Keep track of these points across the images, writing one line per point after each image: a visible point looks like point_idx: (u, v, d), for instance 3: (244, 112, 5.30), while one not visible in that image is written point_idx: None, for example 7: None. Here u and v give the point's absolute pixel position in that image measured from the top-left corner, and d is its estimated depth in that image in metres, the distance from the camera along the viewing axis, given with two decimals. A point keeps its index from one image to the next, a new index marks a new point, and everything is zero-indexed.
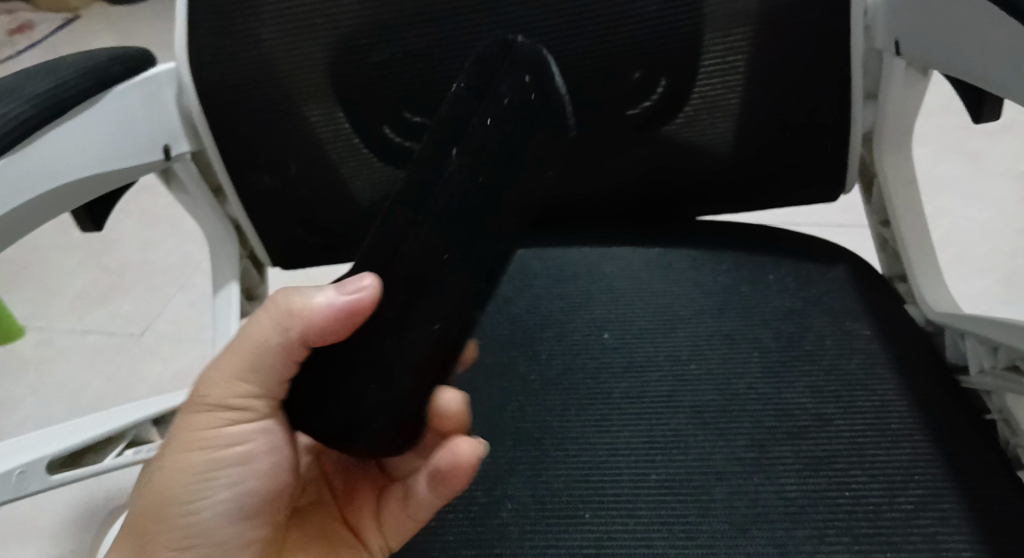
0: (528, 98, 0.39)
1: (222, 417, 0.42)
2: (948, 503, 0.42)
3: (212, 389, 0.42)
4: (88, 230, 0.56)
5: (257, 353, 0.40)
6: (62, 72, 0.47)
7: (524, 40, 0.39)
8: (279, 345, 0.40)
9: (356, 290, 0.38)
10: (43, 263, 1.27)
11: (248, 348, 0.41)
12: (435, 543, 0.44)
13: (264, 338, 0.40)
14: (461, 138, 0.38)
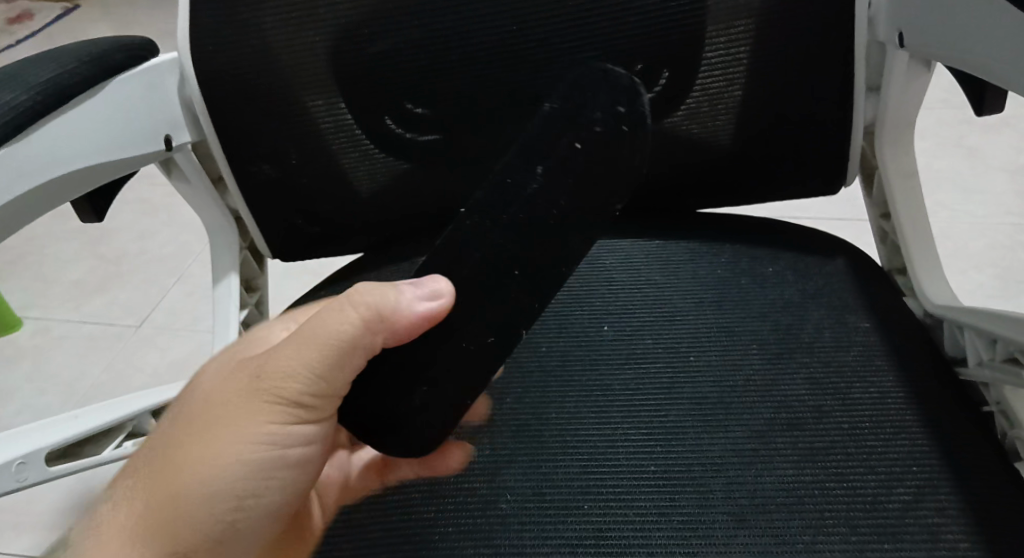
0: (619, 126, 0.42)
1: (286, 412, 0.39)
2: (945, 495, 0.42)
3: (279, 380, 0.38)
4: (88, 220, 0.56)
5: (337, 350, 0.38)
6: (64, 61, 0.47)
7: (620, 70, 0.43)
8: (362, 344, 0.39)
9: (437, 294, 0.40)
10: (40, 254, 1.26)
11: (322, 335, 0.38)
12: (434, 532, 0.44)
13: (347, 332, 0.38)
14: (546, 154, 0.41)
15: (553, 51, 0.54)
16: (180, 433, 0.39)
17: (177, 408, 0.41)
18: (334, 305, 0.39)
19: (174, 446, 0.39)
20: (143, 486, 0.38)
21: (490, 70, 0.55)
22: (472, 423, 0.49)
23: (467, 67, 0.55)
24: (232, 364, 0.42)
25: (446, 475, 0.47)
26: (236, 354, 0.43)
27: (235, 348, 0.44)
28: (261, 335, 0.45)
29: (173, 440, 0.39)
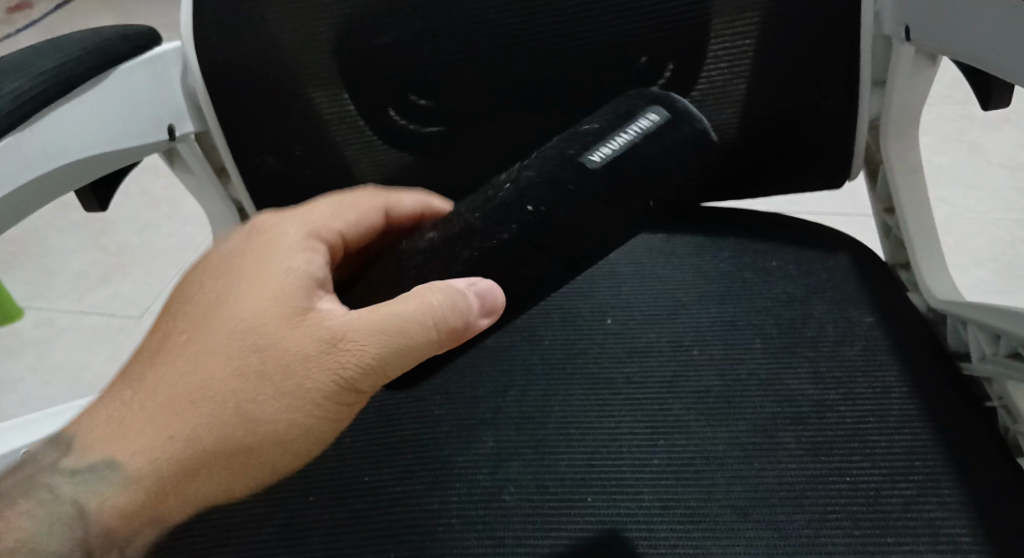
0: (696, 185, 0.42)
1: (342, 395, 0.38)
2: (948, 488, 0.43)
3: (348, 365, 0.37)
4: (91, 209, 0.56)
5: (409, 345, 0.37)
6: (68, 48, 0.47)
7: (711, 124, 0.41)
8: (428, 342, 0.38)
9: (491, 301, 0.38)
10: (41, 244, 1.26)
11: (396, 335, 0.37)
12: (438, 523, 0.44)
13: (419, 339, 0.38)
14: (618, 201, 0.39)
15: (559, 43, 0.53)
16: (225, 389, 0.36)
17: (210, 346, 0.37)
18: (407, 299, 0.38)
19: (217, 402, 0.36)
20: (175, 436, 0.36)
21: (494, 61, 0.54)
22: (476, 415, 0.49)
23: (472, 59, 0.54)
24: (281, 316, 0.38)
25: (449, 468, 0.47)
26: (278, 288, 0.39)
27: (274, 276, 0.39)
28: (299, 261, 0.40)
29: (212, 391, 0.36)
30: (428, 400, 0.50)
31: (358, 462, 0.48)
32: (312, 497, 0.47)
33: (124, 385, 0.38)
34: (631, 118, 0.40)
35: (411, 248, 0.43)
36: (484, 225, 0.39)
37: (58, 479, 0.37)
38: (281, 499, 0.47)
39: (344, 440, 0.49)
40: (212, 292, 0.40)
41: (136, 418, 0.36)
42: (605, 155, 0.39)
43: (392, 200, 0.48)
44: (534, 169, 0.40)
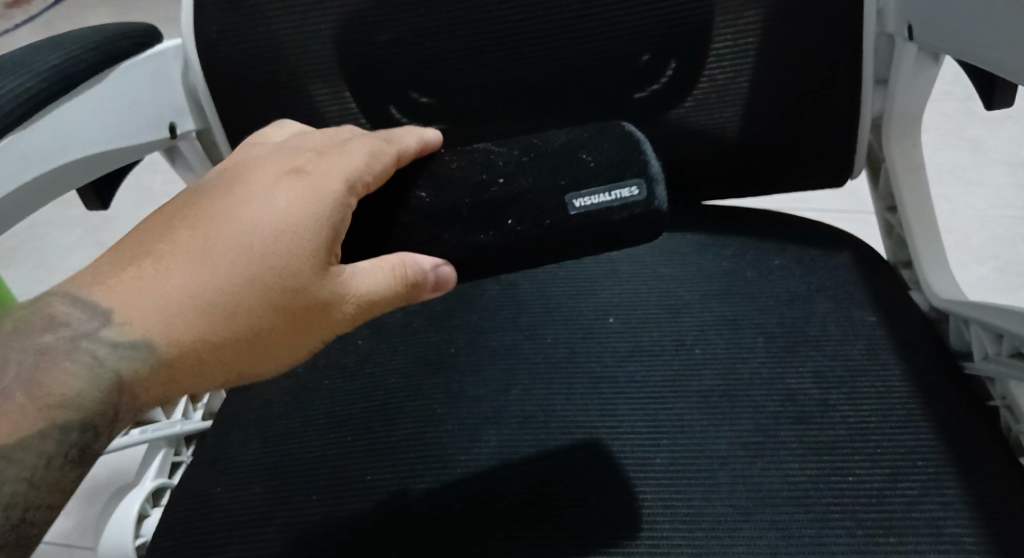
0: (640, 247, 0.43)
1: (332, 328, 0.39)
2: (950, 488, 0.43)
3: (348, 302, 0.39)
4: (92, 207, 0.56)
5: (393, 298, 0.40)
6: (69, 46, 0.47)
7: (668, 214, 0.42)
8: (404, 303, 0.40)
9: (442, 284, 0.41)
10: (41, 240, 1.26)
11: (389, 301, 0.40)
12: (442, 523, 0.45)
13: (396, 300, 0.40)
14: (561, 249, 0.42)
15: (561, 41, 0.53)
16: (251, 312, 0.37)
17: (245, 263, 0.38)
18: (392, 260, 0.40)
19: (243, 320, 0.37)
20: (201, 338, 0.37)
21: (496, 59, 0.54)
22: (478, 413, 0.49)
23: (473, 56, 0.54)
24: (311, 258, 0.38)
25: (452, 467, 0.47)
26: (313, 227, 0.39)
27: (313, 213, 0.39)
28: (336, 205, 0.39)
29: (239, 309, 0.37)
30: (430, 399, 0.50)
31: (361, 460, 0.48)
32: (315, 497, 0.47)
33: (157, 269, 0.38)
34: (624, 175, 0.42)
35: (401, 193, 0.43)
36: (467, 216, 0.42)
37: (89, 344, 0.36)
38: (286, 500, 0.47)
39: (347, 439, 0.49)
40: (255, 206, 0.39)
41: (167, 309, 0.37)
42: (586, 205, 0.41)
43: (411, 147, 0.43)
44: (527, 181, 0.42)
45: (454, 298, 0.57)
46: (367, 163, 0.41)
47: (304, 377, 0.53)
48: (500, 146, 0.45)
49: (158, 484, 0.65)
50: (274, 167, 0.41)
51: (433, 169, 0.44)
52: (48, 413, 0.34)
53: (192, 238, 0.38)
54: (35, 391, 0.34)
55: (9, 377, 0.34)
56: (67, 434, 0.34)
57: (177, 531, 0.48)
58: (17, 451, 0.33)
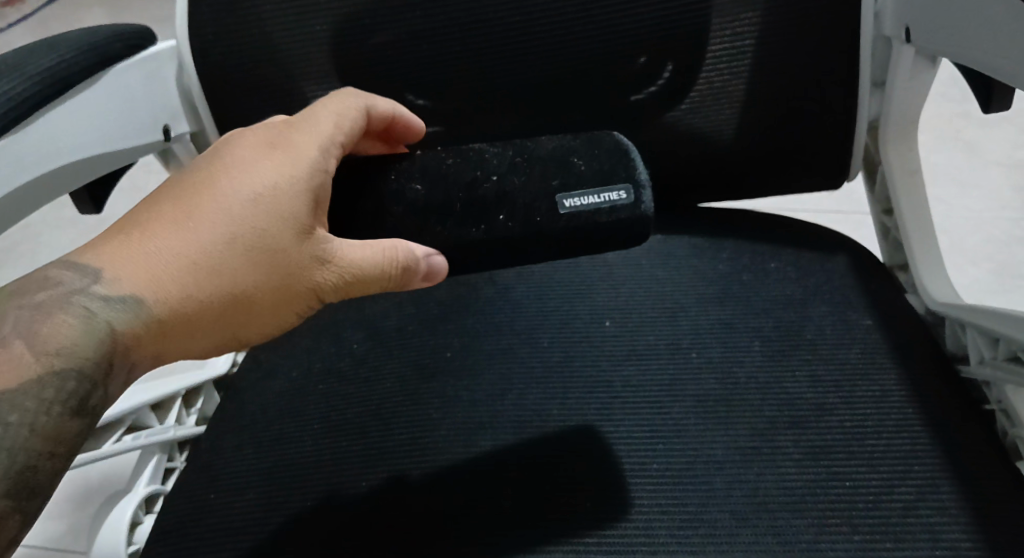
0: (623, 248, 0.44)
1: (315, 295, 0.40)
2: (946, 494, 0.43)
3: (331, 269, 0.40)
4: (85, 210, 0.55)
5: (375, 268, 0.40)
6: (63, 47, 0.46)
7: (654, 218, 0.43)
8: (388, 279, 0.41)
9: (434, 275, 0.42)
10: (34, 241, 1.25)
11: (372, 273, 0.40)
12: (438, 528, 0.44)
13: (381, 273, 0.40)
14: (550, 245, 0.42)
15: (557, 43, 0.53)
16: (236, 274, 0.38)
17: (230, 226, 0.38)
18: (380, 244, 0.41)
19: (230, 281, 0.37)
20: (189, 299, 0.37)
21: (492, 62, 0.54)
22: (474, 419, 0.49)
23: (470, 59, 0.54)
24: (292, 223, 0.39)
25: (448, 472, 0.46)
26: (291, 191, 0.39)
27: (293, 177, 0.39)
28: (314, 170, 0.40)
29: (225, 271, 0.37)
30: (426, 404, 0.50)
31: (356, 465, 0.48)
32: (310, 502, 0.47)
33: (145, 233, 0.38)
34: (612, 179, 0.42)
35: (394, 184, 0.43)
36: (460, 211, 0.42)
37: (83, 300, 0.35)
38: (280, 505, 0.47)
39: (342, 444, 0.49)
40: (235, 171, 0.39)
41: (156, 270, 0.37)
42: (575, 206, 0.42)
43: (376, 102, 0.46)
44: (519, 179, 0.42)
45: (450, 302, 0.56)
46: (338, 126, 0.43)
47: (299, 381, 0.53)
48: (492, 142, 0.44)
49: (152, 490, 0.64)
50: (252, 136, 0.42)
51: (425, 160, 0.43)
52: (46, 360, 0.32)
53: (177, 203, 0.39)
54: (34, 339, 0.33)
55: (6, 327, 0.33)
56: (65, 381, 0.32)
57: (171, 537, 0.47)
58: (17, 397, 0.31)
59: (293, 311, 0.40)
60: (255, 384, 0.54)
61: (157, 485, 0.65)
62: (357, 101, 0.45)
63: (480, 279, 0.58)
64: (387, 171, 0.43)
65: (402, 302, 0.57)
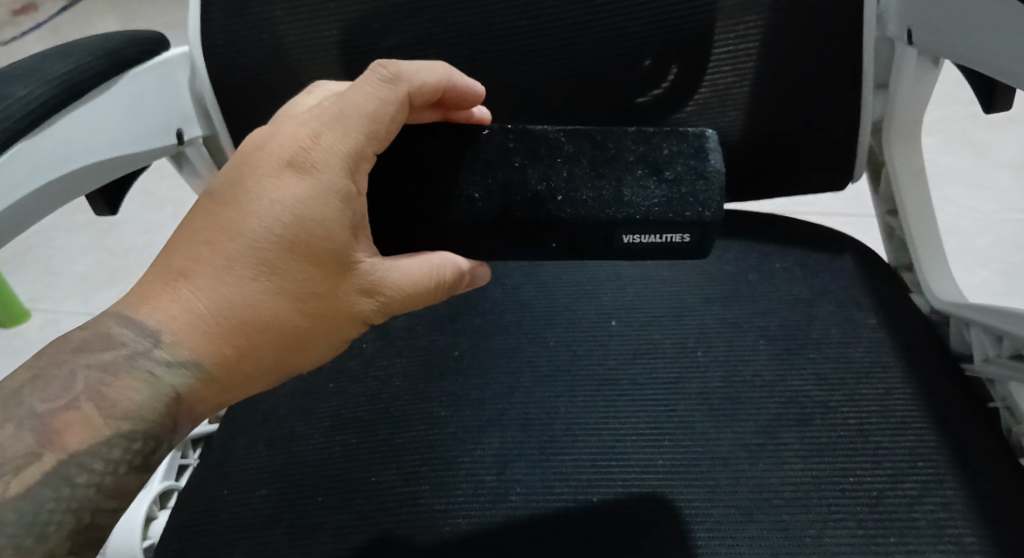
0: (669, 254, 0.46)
1: (362, 324, 0.42)
2: (950, 490, 0.43)
3: (374, 301, 0.41)
4: (101, 213, 0.56)
5: (418, 297, 0.42)
6: (79, 53, 0.47)
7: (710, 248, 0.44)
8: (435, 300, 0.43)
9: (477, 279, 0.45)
10: (48, 245, 1.27)
11: (416, 297, 0.42)
12: (446, 524, 0.45)
13: (429, 298, 0.42)
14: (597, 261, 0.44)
15: (562, 47, 0.54)
16: (284, 321, 0.39)
17: (270, 276, 0.38)
18: (420, 267, 0.42)
19: (280, 331, 0.39)
20: (243, 352, 0.39)
21: (500, 64, 0.55)
22: (482, 416, 0.49)
23: (478, 62, 0.55)
24: (332, 263, 0.39)
25: (457, 467, 0.47)
26: (328, 231, 0.39)
27: (324, 213, 0.39)
28: (348, 199, 0.39)
29: (274, 321, 0.39)
30: (434, 402, 0.51)
31: (365, 462, 0.48)
32: (321, 498, 0.47)
33: (187, 288, 0.38)
34: (682, 218, 0.42)
35: (453, 187, 0.44)
36: (514, 230, 0.43)
37: (146, 363, 0.38)
38: (292, 502, 0.48)
39: (351, 441, 0.50)
40: (265, 209, 0.38)
41: (208, 328, 0.38)
42: (631, 242, 0.43)
43: (414, 87, 0.41)
44: (583, 203, 0.43)
45: (459, 301, 0.57)
46: (368, 136, 0.40)
47: (310, 380, 0.54)
48: (571, 147, 0.44)
49: (166, 486, 0.66)
50: (274, 158, 0.39)
51: (491, 163, 0.44)
52: (115, 423, 0.36)
53: (215, 250, 0.38)
54: (103, 402, 0.37)
55: (76, 387, 0.37)
56: (132, 442, 0.37)
57: (183, 533, 0.48)
58: (86, 458, 0.35)
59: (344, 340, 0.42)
60: None
61: (171, 482, 0.67)
62: (394, 92, 0.40)
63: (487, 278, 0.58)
64: (449, 169, 0.44)
65: None
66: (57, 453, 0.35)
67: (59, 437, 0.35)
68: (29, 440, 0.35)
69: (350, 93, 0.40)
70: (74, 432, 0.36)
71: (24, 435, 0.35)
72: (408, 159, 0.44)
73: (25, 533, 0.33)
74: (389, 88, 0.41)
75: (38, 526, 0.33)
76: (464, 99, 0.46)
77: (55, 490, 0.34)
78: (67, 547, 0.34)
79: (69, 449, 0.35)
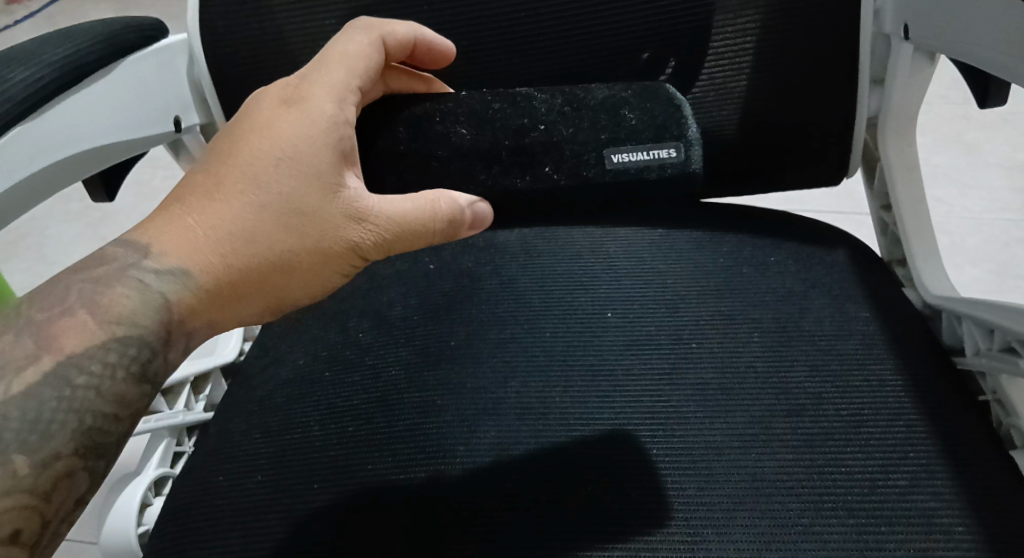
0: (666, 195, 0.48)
1: (353, 251, 0.43)
2: (940, 479, 0.44)
3: (363, 225, 0.43)
4: (97, 199, 0.56)
5: (406, 224, 0.43)
6: (78, 38, 0.47)
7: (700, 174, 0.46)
8: (431, 235, 0.44)
9: (480, 219, 0.45)
10: (40, 234, 1.26)
11: (406, 224, 0.43)
12: (442, 511, 0.45)
13: (422, 228, 0.44)
14: (593, 188, 0.46)
15: (561, 39, 0.54)
16: (271, 236, 0.41)
17: (261, 193, 0.42)
18: (410, 198, 0.44)
19: (267, 245, 0.41)
20: (231, 264, 0.41)
21: (497, 55, 0.55)
22: (478, 405, 0.50)
23: (475, 52, 0.55)
24: (320, 184, 0.42)
25: (453, 455, 0.47)
26: (315, 152, 0.42)
27: (313, 135, 0.43)
28: (334, 124, 0.43)
29: (260, 234, 0.41)
30: (430, 390, 0.51)
31: (361, 449, 0.49)
32: (317, 484, 0.48)
33: (183, 210, 0.42)
34: (663, 137, 0.46)
35: (440, 127, 0.46)
36: (506, 158, 0.46)
37: (137, 273, 0.39)
38: (289, 487, 0.48)
39: (347, 428, 0.50)
40: (258, 137, 0.43)
41: (197, 241, 0.41)
42: (622, 161, 0.45)
43: (385, 32, 0.47)
44: (567, 130, 0.46)
45: (455, 292, 0.57)
46: (349, 71, 0.45)
47: (306, 368, 0.54)
48: (542, 90, 0.47)
49: (161, 473, 0.66)
50: (270, 98, 0.44)
51: (472, 105, 0.47)
52: (109, 328, 0.37)
53: (211, 176, 0.42)
54: (97, 309, 0.38)
55: (70, 298, 0.38)
56: (127, 347, 0.37)
57: (180, 517, 0.49)
58: (84, 361, 0.36)
59: (335, 269, 0.44)
60: (261, 372, 0.55)
61: (166, 469, 0.67)
62: (368, 36, 0.47)
63: (483, 269, 0.59)
64: (433, 114, 0.47)
65: (407, 293, 0.58)
66: (55, 355, 0.36)
67: (56, 341, 0.36)
68: (28, 344, 0.36)
69: (335, 45, 0.46)
70: (71, 337, 0.36)
71: (22, 340, 0.36)
72: (394, 110, 0.47)
73: (29, 431, 0.33)
74: (364, 35, 0.47)
75: (42, 423, 0.34)
76: (433, 54, 0.52)
77: (56, 390, 0.35)
78: (72, 446, 0.34)
79: (66, 352, 0.36)
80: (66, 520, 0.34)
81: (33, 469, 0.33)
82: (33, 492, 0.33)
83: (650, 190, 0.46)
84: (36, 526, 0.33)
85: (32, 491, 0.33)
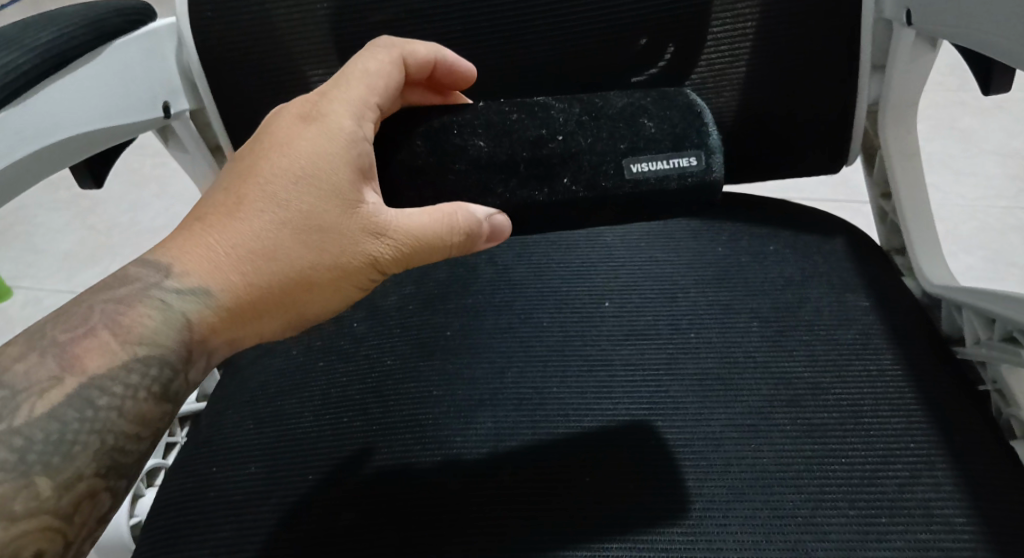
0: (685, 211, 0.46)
1: (372, 266, 0.42)
2: (941, 470, 0.44)
3: (383, 241, 0.42)
4: (86, 185, 0.55)
5: (424, 240, 0.42)
6: (61, 21, 0.46)
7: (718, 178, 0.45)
8: (449, 249, 0.43)
9: (498, 232, 0.44)
10: (30, 222, 1.25)
11: (424, 239, 0.42)
12: (437, 502, 0.45)
13: (442, 242, 0.42)
14: (612, 200, 0.44)
15: (557, 22, 0.53)
16: (290, 253, 0.41)
17: (280, 209, 0.41)
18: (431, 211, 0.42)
19: (286, 262, 0.40)
20: (250, 282, 0.40)
21: (492, 40, 0.54)
22: (474, 396, 0.49)
23: (471, 36, 0.54)
24: (337, 200, 0.41)
25: (447, 447, 0.47)
26: (334, 168, 0.41)
27: (331, 152, 0.42)
28: (352, 139, 0.42)
29: (281, 252, 0.40)
30: (425, 382, 0.50)
31: (356, 441, 0.48)
32: (310, 477, 0.47)
33: (204, 228, 0.41)
34: (683, 145, 0.45)
35: (457, 139, 0.45)
36: (523, 170, 0.44)
37: (158, 293, 0.39)
38: (282, 480, 0.47)
39: (342, 419, 0.49)
40: (277, 153, 0.42)
41: (217, 259, 0.40)
42: (641, 171, 0.44)
43: (407, 51, 0.47)
44: (585, 141, 0.45)
45: (450, 282, 0.56)
46: (368, 87, 0.44)
47: (300, 360, 0.53)
48: (559, 99, 0.46)
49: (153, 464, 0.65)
50: (288, 113, 0.43)
51: (489, 116, 0.45)
52: (131, 348, 0.37)
53: (229, 193, 0.41)
54: (118, 329, 0.37)
55: (92, 318, 0.37)
56: (148, 368, 0.37)
57: (171, 511, 0.48)
58: (106, 382, 0.36)
59: (355, 283, 0.43)
60: (254, 363, 0.55)
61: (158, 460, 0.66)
62: (389, 54, 0.46)
63: (479, 258, 0.58)
64: (449, 126, 0.45)
65: (402, 283, 0.57)
66: (78, 377, 0.36)
67: (78, 361, 0.36)
68: (51, 365, 0.36)
69: (358, 60, 0.45)
70: (94, 356, 0.36)
71: (46, 360, 0.36)
72: (412, 121, 0.46)
73: (51, 453, 0.34)
74: (386, 53, 0.46)
75: (65, 445, 0.34)
76: (454, 73, 0.51)
77: (79, 412, 0.35)
78: (94, 467, 0.35)
79: (89, 372, 0.36)
80: (87, 539, 0.35)
81: (55, 490, 0.33)
82: (55, 513, 0.33)
83: (670, 205, 0.45)
84: (59, 546, 0.33)
85: (55, 513, 0.33)
